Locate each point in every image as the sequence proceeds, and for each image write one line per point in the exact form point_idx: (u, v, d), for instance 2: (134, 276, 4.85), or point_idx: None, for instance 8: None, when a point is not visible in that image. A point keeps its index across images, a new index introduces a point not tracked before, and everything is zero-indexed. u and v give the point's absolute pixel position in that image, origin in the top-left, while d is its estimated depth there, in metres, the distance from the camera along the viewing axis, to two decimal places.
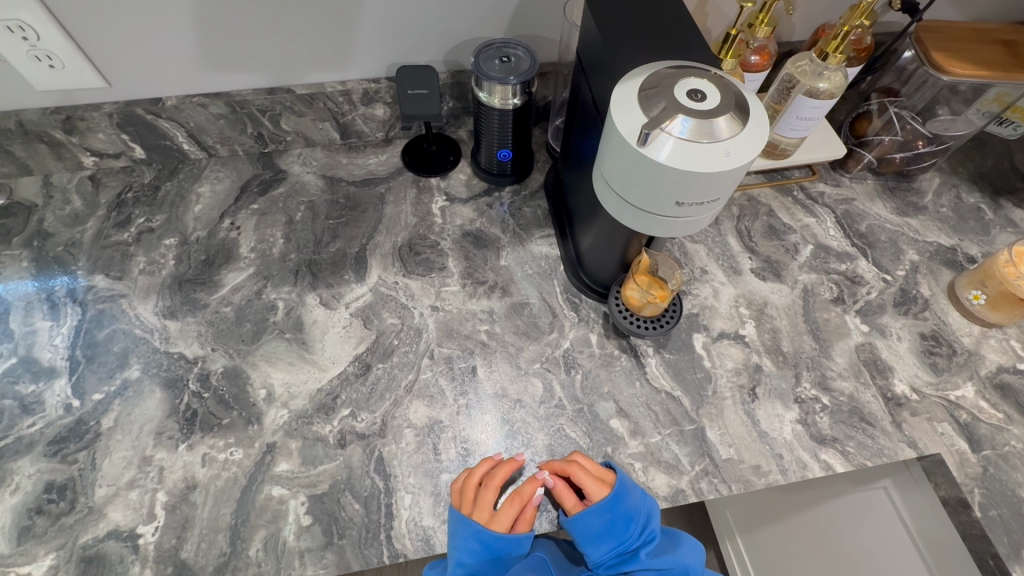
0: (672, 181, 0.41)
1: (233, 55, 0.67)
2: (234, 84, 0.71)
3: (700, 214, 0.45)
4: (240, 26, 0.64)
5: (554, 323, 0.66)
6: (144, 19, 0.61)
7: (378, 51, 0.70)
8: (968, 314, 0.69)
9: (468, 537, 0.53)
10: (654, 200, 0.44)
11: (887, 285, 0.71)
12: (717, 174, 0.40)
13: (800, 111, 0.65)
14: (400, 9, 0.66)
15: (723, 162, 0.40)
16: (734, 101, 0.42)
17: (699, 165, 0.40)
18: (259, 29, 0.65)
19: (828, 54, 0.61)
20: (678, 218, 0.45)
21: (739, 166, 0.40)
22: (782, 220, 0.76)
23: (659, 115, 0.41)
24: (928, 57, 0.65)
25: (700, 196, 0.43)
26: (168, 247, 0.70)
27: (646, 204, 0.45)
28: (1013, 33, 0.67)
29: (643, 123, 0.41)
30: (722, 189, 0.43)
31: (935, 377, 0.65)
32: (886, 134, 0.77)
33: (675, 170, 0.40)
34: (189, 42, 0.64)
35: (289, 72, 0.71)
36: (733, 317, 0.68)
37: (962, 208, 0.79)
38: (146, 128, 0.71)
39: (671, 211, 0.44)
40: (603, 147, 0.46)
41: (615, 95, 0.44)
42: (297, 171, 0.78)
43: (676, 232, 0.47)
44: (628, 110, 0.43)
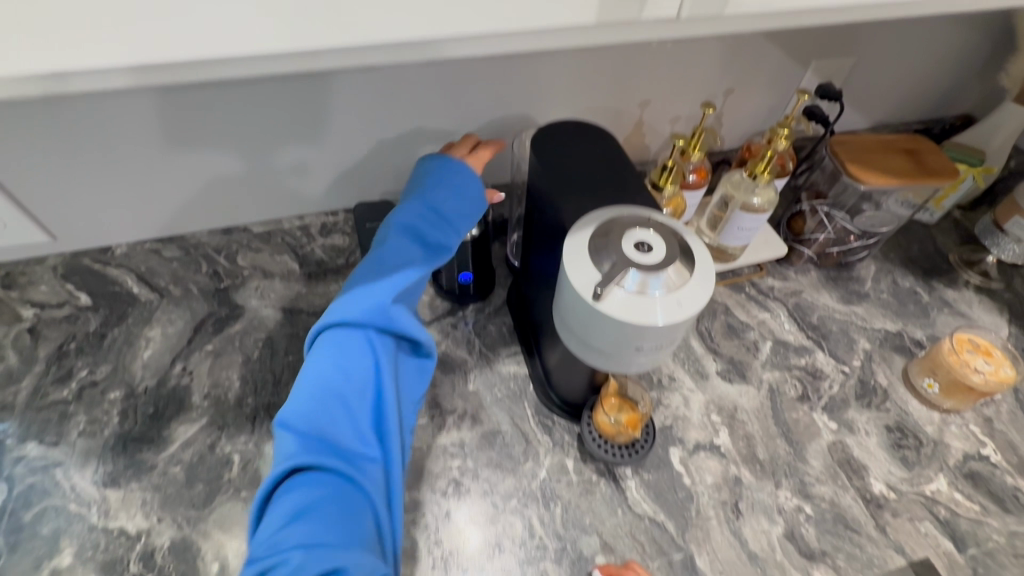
0: (631, 333, 0.42)
1: (190, 203, 0.70)
2: (205, 191, 0.70)
3: (661, 354, 0.46)
4: (209, 125, 0.62)
5: (527, 450, 0.64)
6: (105, 137, 0.60)
7: (342, 175, 0.73)
8: (926, 401, 0.71)
9: (428, 206, 0.57)
10: (615, 346, 0.45)
11: (846, 377, 0.73)
12: (672, 325, 0.41)
13: (740, 223, 0.70)
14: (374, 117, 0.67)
15: (678, 312, 0.42)
16: (678, 249, 0.44)
17: (653, 316, 0.41)
18: (217, 180, 0.68)
19: (756, 174, 0.66)
20: (640, 358, 0.46)
21: (692, 314, 0.42)
22: (739, 318, 0.79)
23: (610, 269, 0.43)
24: (845, 167, 0.71)
25: (658, 341, 0.43)
26: (113, 401, 0.66)
27: (607, 348, 0.45)
28: (915, 143, 0.74)
29: (597, 279, 0.43)
30: (679, 333, 0.44)
31: (908, 472, 0.65)
32: (820, 233, 0.82)
33: (633, 325, 0.41)
34: (154, 152, 0.63)
35: (266, 159, 0.68)
36: (705, 426, 0.68)
37: (900, 292, 0.84)
38: (94, 276, 0.69)
39: (632, 355, 0.45)
40: (561, 294, 0.47)
41: (567, 247, 0.46)
42: (255, 305, 0.76)
43: (641, 368, 0.48)
44: (579, 262, 0.44)
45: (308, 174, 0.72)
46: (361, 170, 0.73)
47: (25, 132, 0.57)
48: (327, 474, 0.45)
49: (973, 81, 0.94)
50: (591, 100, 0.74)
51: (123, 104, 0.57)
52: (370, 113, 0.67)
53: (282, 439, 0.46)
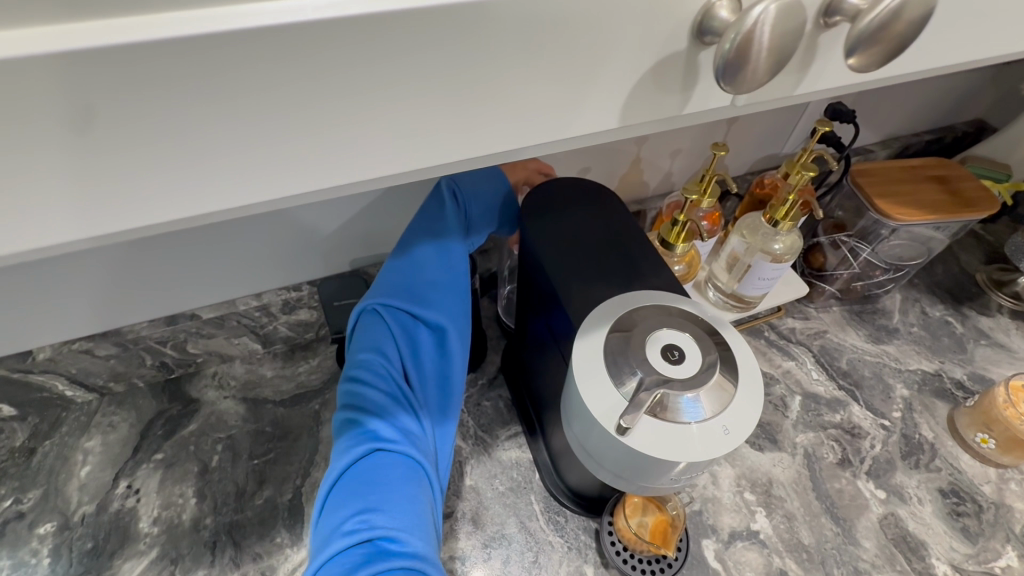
0: (666, 467, 0.34)
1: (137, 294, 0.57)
2: (156, 298, 0.58)
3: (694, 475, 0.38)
4: (162, 244, 0.54)
5: (539, 558, 0.55)
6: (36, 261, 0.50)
7: (312, 245, 0.61)
8: (979, 457, 0.63)
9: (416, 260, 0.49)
10: (644, 474, 0.36)
11: (888, 432, 0.65)
12: (720, 457, 0.33)
13: (761, 274, 0.61)
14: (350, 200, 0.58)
15: (725, 440, 0.33)
16: (716, 354, 0.35)
17: (694, 451, 0.33)
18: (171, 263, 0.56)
19: (777, 220, 0.58)
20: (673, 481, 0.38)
21: (742, 440, 0.33)
22: (761, 369, 0.71)
23: (636, 388, 0.34)
24: (871, 201, 0.64)
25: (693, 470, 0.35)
26: (43, 537, 0.55)
27: (631, 470, 0.37)
28: (943, 167, 0.67)
29: (619, 400, 0.34)
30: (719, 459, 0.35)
31: (972, 546, 0.57)
32: (844, 269, 0.74)
33: (671, 461, 0.33)
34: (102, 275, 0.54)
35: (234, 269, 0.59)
36: (740, 509, 0.59)
37: (930, 324, 0.77)
38: (14, 386, 0.59)
39: (659, 479, 0.37)
40: (573, 409, 0.38)
41: (578, 353, 0.37)
42: (212, 398, 0.66)
43: (672, 486, 0.39)
44: (595, 376, 0.35)
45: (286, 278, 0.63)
46: (333, 239, 0.62)
47: None
48: (406, 549, 0.37)
49: (985, 86, 0.88)
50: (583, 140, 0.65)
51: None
52: None
53: (327, 518, 0.39)
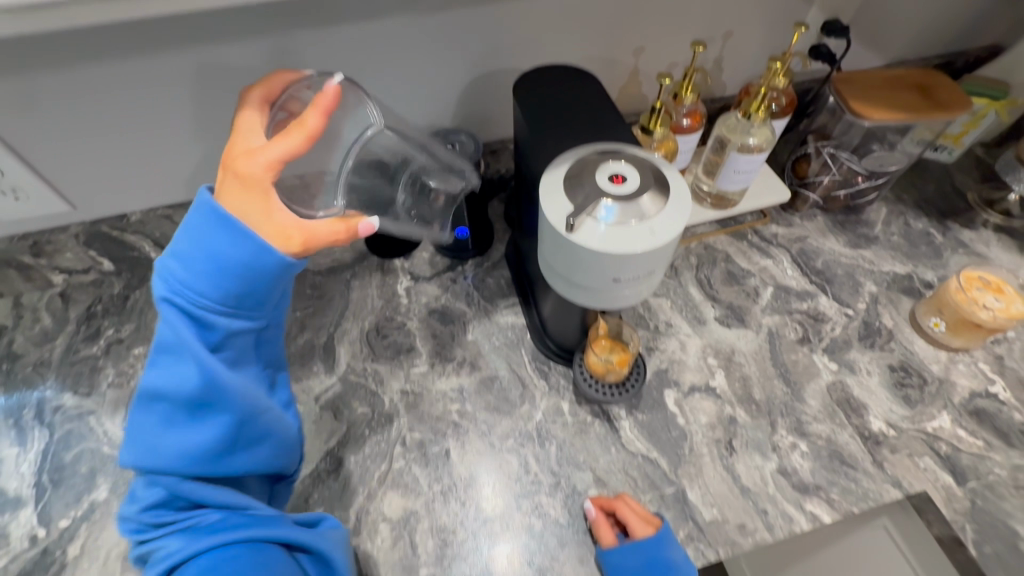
0: (606, 263, 0.43)
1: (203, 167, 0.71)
2: (220, 175, 0.72)
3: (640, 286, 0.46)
4: (222, 125, 0.67)
5: (524, 394, 0.66)
6: (127, 129, 0.64)
7: None
8: (932, 341, 0.69)
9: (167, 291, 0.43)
10: (593, 278, 0.45)
11: (849, 319, 0.72)
12: (648, 253, 0.42)
13: (736, 166, 0.68)
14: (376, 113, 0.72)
15: (652, 240, 0.42)
16: (652, 180, 0.44)
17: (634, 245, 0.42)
18: (227, 142, 0.69)
19: (750, 113, 0.65)
20: (619, 291, 0.46)
21: (668, 241, 0.42)
22: (740, 265, 0.78)
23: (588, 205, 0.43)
24: (847, 104, 0.69)
25: (635, 272, 0.44)
26: (137, 356, 0.71)
27: (589, 282, 0.46)
28: (925, 76, 0.71)
29: (570, 211, 0.43)
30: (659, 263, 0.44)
31: (909, 409, 0.64)
32: (826, 174, 0.80)
33: (608, 254, 0.42)
34: (175, 153, 0.68)
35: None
36: (702, 369, 0.68)
37: (911, 234, 0.82)
38: (113, 242, 0.74)
39: (610, 287, 0.46)
40: (540, 233, 0.47)
41: (544, 183, 0.46)
42: None
43: (622, 302, 0.48)
44: (555, 198, 0.45)
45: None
46: None
47: (49, 115, 0.59)
48: None
49: (998, 10, 0.88)
50: (583, 48, 0.72)
51: (145, 112, 0.62)
52: (362, 69, 0.66)
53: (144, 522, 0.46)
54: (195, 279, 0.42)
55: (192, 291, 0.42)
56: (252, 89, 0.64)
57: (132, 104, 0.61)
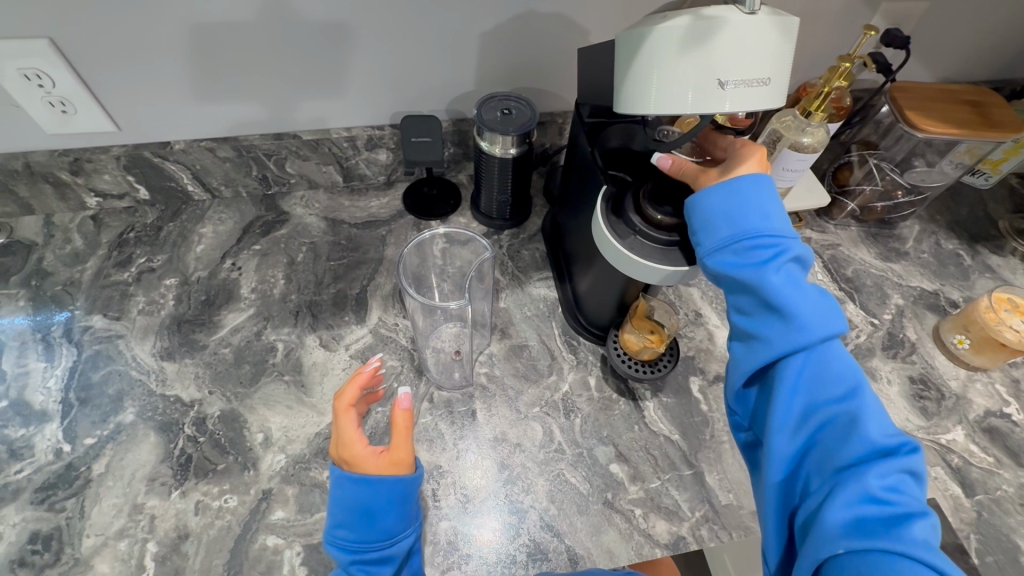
0: (718, 41, 0.35)
1: (243, 101, 0.69)
2: (261, 113, 0.71)
3: (757, 103, 0.36)
4: (265, 56, 0.65)
5: (552, 365, 0.67)
6: (161, 52, 0.62)
7: (387, 87, 0.72)
8: (953, 357, 0.71)
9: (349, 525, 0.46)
10: (697, 76, 0.36)
11: (875, 328, 0.73)
12: (767, 33, 0.35)
13: (787, 163, 0.68)
14: (407, 63, 0.70)
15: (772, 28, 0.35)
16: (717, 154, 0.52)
17: (728, 12, 0.35)
18: (271, 74, 0.67)
19: (810, 111, 0.66)
20: (727, 106, 0.36)
21: (787, 38, 0.36)
22: None
23: (672, 11, 0.37)
24: (902, 114, 0.69)
25: (746, 69, 0.35)
26: (169, 287, 0.70)
27: (685, 95, 0.36)
28: (980, 94, 0.72)
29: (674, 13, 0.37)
30: (774, 69, 0.36)
31: (926, 420, 0.66)
32: (867, 184, 0.81)
33: (724, 24, 0.34)
34: (219, 82, 0.67)
35: (287, 112, 0.72)
36: (728, 360, 0.69)
37: (941, 254, 0.83)
38: (153, 170, 0.73)
39: (719, 100, 0.36)
40: (625, 66, 0.40)
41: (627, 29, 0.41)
42: (300, 213, 0.79)
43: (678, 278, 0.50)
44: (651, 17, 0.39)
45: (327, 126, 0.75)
46: (413, 84, 0.72)
47: (102, 24, 0.58)
48: None
49: None
50: None
51: (161, 35, 0.60)
52: (423, 18, 0.65)
53: None
54: (360, 532, 0.46)
55: (357, 544, 0.46)
56: (297, 20, 0.62)
57: (153, 26, 0.59)
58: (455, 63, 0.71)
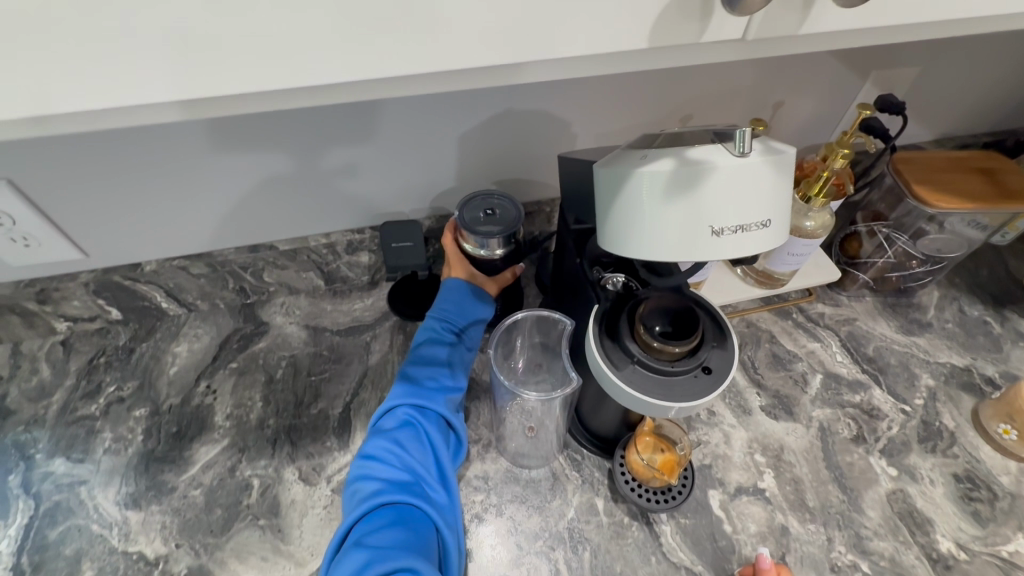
0: (708, 188, 0.31)
1: (250, 158, 0.61)
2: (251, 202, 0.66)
3: (754, 249, 0.32)
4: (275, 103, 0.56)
5: (555, 487, 0.61)
6: (141, 168, 0.59)
7: (406, 143, 0.65)
8: (999, 448, 0.64)
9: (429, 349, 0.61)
10: (685, 225, 0.32)
11: (907, 417, 0.67)
12: (762, 177, 0.31)
13: (791, 249, 0.65)
14: (402, 150, 0.65)
15: (767, 169, 0.31)
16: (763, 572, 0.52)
17: (714, 156, 0.31)
18: (281, 127, 0.59)
19: (811, 196, 0.62)
20: (720, 255, 0.32)
21: (783, 180, 0.32)
22: (786, 347, 0.73)
23: (653, 150, 0.34)
24: (912, 189, 0.66)
25: (740, 215, 0.31)
26: (138, 419, 0.65)
27: (673, 245, 0.32)
28: (985, 160, 0.69)
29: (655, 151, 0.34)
30: (774, 208, 0.32)
31: (980, 529, 0.58)
32: (879, 256, 0.76)
33: (713, 171, 0.31)
34: (205, 184, 0.62)
35: (314, 159, 0.63)
36: (749, 467, 0.62)
37: (967, 322, 0.77)
38: (124, 292, 0.69)
39: (712, 249, 0.32)
40: (606, 205, 0.36)
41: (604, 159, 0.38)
42: (280, 322, 0.75)
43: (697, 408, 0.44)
44: (632, 154, 0.35)
45: (356, 174, 0.67)
46: (398, 182, 0.69)
47: (70, 157, 0.55)
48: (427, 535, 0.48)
49: None
50: (629, 117, 0.70)
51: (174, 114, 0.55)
52: (417, 106, 0.61)
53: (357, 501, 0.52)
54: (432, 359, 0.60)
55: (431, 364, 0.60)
56: None
57: (133, 144, 0.56)
58: (437, 160, 0.68)
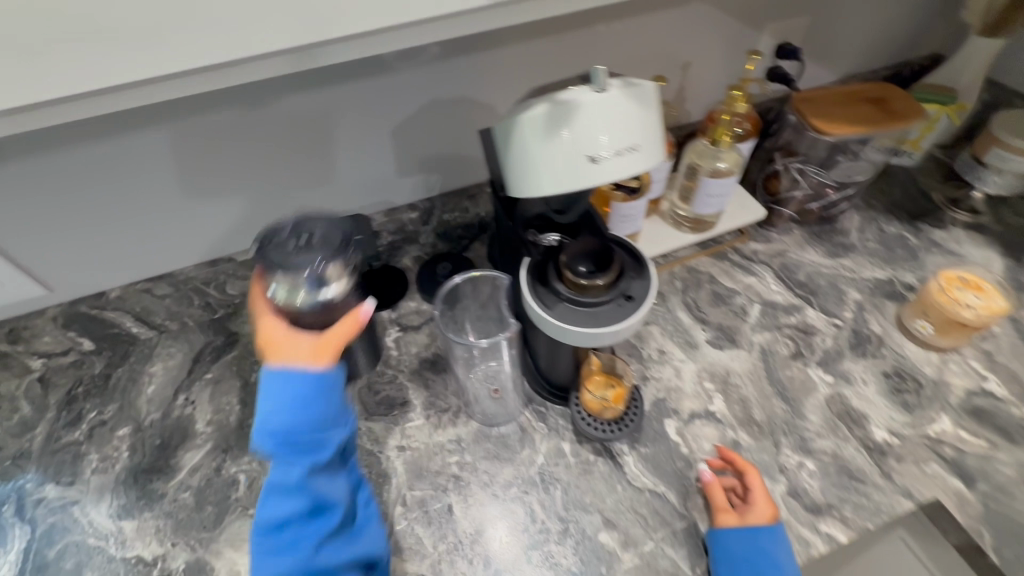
0: (579, 120, 0.36)
1: (218, 206, 0.69)
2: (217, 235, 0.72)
3: (631, 170, 0.37)
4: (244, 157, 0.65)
5: (524, 439, 0.65)
6: (119, 206, 0.64)
7: (353, 177, 0.74)
8: (922, 343, 0.70)
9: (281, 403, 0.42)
10: (567, 156, 0.36)
11: (838, 329, 0.73)
12: (626, 106, 0.36)
13: (710, 190, 0.70)
14: (350, 170, 0.73)
15: (629, 100, 0.37)
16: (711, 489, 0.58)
17: (578, 95, 0.36)
18: (248, 178, 0.68)
19: (717, 139, 0.68)
20: (601, 179, 0.37)
21: (646, 109, 0.37)
22: (725, 285, 0.79)
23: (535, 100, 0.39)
24: (807, 122, 0.72)
25: (611, 140, 0.36)
26: (122, 438, 0.68)
27: (559, 175, 0.37)
28: (878, 89, 0.74)
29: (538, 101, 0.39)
30: (642, 133, 0.37)
31: (910, 415, 0.64)
32: (797, 189, 0.82)
33: (581, 105, 0.36)
34: (174, 220, 0.68)
35: (274, 205, 0.72)
36: (699, 394, 0.68)
37: (887, 239, 0.83)
38: (93, 321, 0.72)
39: (593, 174, 0.36)
40: (504, 155, 0.41)
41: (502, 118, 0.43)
42: (250, 331, 0.78)
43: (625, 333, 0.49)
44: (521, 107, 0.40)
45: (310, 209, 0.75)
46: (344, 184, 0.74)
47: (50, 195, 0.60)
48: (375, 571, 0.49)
49: (937, 20, 0.93)
50: None
51: (152, 155, 0.61)
52: (360, 132, 0.69)
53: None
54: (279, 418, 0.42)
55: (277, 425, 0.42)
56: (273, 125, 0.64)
57: (112, 179, 0.61)
58: (376, 157, 0.73)
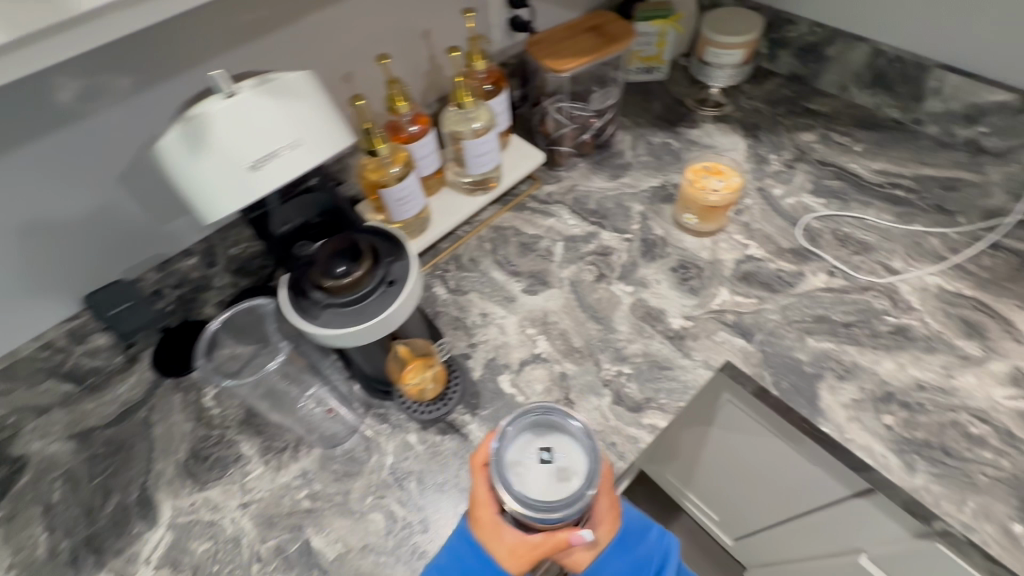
0: (221, 131, 0.35)
1: None
2: None
3: (297, 168, 0.38)
4: None
5: (369, 447, 0.64)
6: None
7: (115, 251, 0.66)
8: (694, 233, 0.79)
9: None
10: (221, 169, 0.36)
11: (629, 242, 0.80)
12: (266, 106, 0.36)
13: (474, 151, 0.72)
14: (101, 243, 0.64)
15: (271, 100, 0.37)
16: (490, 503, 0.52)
17: (207, 106, 0.35)
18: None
19: (461, 103, 0.69)
20: (268, 183, 0.37)
21: (293, 104, 0.38)
22: (528, 233, 0.82)
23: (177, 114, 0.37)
24: (544, 65, 0.76)
25: (262, 145, 0.36)
26: None
27: (222, 190, 0.37)
28: (597, 19, 0.80)
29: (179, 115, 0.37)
30: (294, 130, 0.38)
31: (697, 297, 0.73)
32: (564, 127, 0.88)
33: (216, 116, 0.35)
34: None
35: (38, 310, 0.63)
36: (524, 342, 0.71)
37: (655, 149, 0.92)
38: None
39: (255, 181, 0.37)
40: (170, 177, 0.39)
41: None
42: (37, 448, 0.67)
43: (398, 319, 0.49)
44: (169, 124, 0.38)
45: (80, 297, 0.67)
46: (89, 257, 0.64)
47: None
48: None
49: None
50: None
51: None
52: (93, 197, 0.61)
53: None
54: None
55: None
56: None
57: None
58: (114, 216, 0.64)
